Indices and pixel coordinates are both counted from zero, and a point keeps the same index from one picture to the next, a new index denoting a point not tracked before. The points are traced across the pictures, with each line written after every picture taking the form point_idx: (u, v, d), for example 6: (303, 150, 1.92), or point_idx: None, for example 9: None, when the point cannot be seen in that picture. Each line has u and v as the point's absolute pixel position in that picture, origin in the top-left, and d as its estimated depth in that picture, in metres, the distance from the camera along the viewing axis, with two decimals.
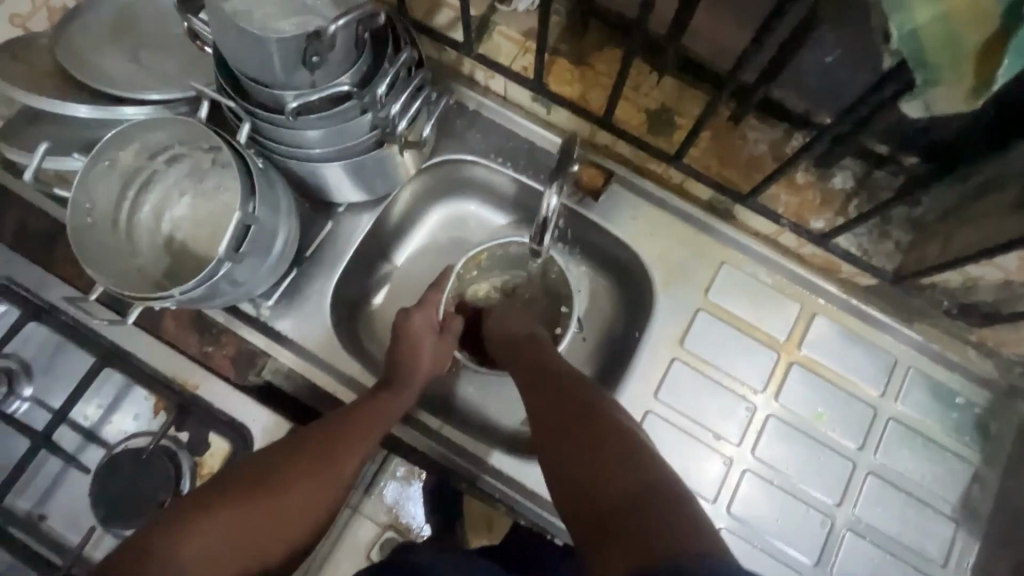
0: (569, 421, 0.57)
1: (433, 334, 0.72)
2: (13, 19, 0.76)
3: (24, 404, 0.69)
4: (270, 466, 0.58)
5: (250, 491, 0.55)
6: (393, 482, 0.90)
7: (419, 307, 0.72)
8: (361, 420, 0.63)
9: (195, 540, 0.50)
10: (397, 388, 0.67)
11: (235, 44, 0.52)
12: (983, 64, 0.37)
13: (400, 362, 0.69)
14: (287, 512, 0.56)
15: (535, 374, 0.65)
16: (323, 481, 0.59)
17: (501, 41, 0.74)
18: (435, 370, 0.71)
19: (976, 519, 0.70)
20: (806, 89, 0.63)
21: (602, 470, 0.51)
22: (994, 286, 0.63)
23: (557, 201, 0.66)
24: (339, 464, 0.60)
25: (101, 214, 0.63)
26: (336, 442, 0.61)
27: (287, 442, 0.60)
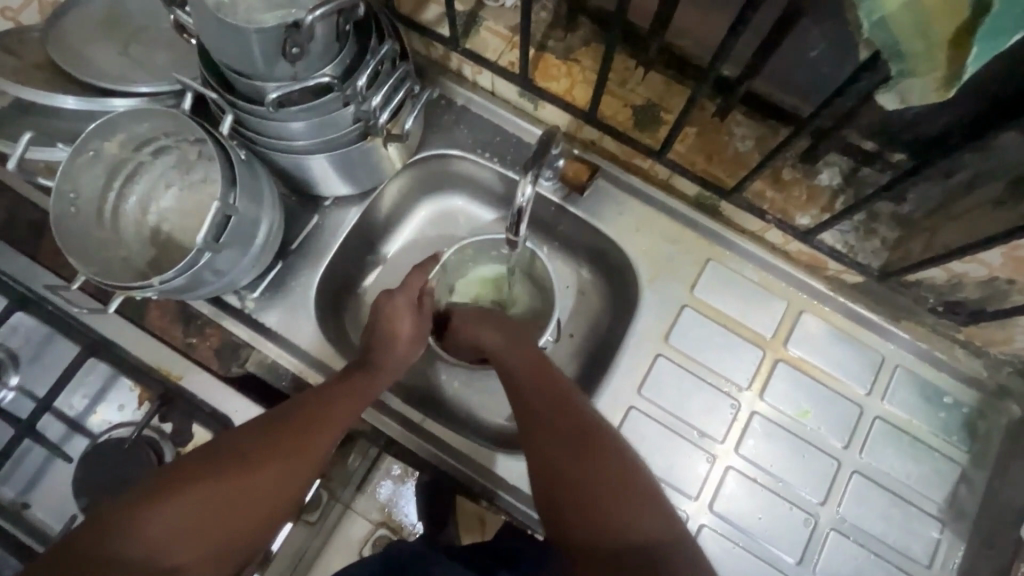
0: (573, 447, 0.60)
1: (413, 312, 0.71)
2: (4, 13, 0.76)
3: (9, 393, 0.70)
4: (238, 447, 0.57)
5: (211, 473, 0.54)
6: (387, 482, 0.92)
7: (401, 286, 0.72)
8: (338, 401, 0.62)
9: (161, 514, 0.51)
10: (372, 373, 0.66)
11: (213, 36, 0.52)
12: (955, 51, 0.36)
13: (380, 342, 0.69)
14: (257, 492, 0.55)
15: (532, 387, 0.64)
16: (290, 465, 0.57)
17: (488, 37, 0.74)
18: (413, 349, 0.71)
19: (963, 520, 0.69)
20: (791, 83, 0.63)
21: (621, 517, 0.56)
22: (979, 283, 0.62)
23: (531, 191, 0.64)
24: (311, 445, 0.59)
25: (86, 205, 0.64)
26: (304, 428, 0.59)
27: (261, 424, 0.59)
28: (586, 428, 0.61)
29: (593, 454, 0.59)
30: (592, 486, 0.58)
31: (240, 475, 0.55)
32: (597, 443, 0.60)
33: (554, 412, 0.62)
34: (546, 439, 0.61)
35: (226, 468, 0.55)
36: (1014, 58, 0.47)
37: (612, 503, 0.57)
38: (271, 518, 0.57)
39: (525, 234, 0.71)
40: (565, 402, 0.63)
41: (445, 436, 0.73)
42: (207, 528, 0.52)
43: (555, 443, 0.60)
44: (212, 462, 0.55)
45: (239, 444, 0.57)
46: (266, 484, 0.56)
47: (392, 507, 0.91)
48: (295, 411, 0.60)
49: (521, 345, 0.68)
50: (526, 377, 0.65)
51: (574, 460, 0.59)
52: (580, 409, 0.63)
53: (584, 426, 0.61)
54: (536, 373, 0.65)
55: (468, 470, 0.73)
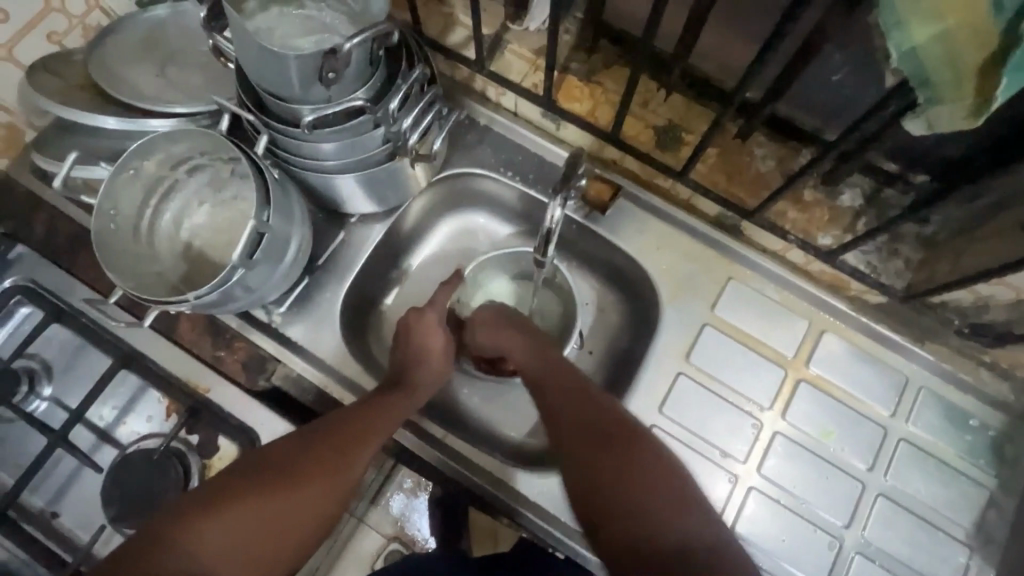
0: (591, 428, 0.61)
1: (444, 329, 0.73)
2: (49, 37, 0.74)
3: (43, 403, 0.72)
4: (283, 462, 0.58)
5: (259, 488, 0.55)
6: (399, 495, 0.91)
7: (431, 305, 0.73)
8: (376, 415, 0.64)
9: (213, 529, 0.51)
10: (408, 388, 0.68)
11: (254, 61, 0.54)
12: (984, 80, 0.37)
13: (413, 361, 0.70)
14: (303, 506, 0.57)
15: (562, 392, 0.64)
16: (334, 478, 0.59)
17: (512, 59, 0.76)
18: (448, 364, 0.73)
19: (991, 546, 0.68)
20: (813, 105, 0.64)
21: (645, 494, 0.56)
22: (1005, 305, 0.63)
23: (561, 213, 0.65)
24: (353, 462, 0.61)
25: (124, 220, 0.66)
26: (347, 442, 0.61)
27: (303, 438, 0.61)
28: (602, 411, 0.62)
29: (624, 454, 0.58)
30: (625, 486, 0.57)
31: (287, 494, 0.56)
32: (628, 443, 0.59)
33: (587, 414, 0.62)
34: (567, 423, 0.62)
35: (274, 486, 0.56)
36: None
37: (648, 503, 0.55)
38: (314, 531, 0.58)
39: (552, 253, 0.72)
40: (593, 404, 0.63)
41: (466, 450, 0.73)
42: (262, 545, 0.54)
43: (582, 435, 0.61)
44: (259, 480, 0.56)
45: (284, 459, 0.59)
46: (311, 501, 0.57)
47: (405, 519, 0.91)
48: (333, 428, 0.62)
49: (547, 356, 0.68)
50: (553, 384, 0.66)
51: (606, 458, 0.59)
52: (609, 410, 0.62)
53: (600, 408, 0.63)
54: (565, 379, 0.65)
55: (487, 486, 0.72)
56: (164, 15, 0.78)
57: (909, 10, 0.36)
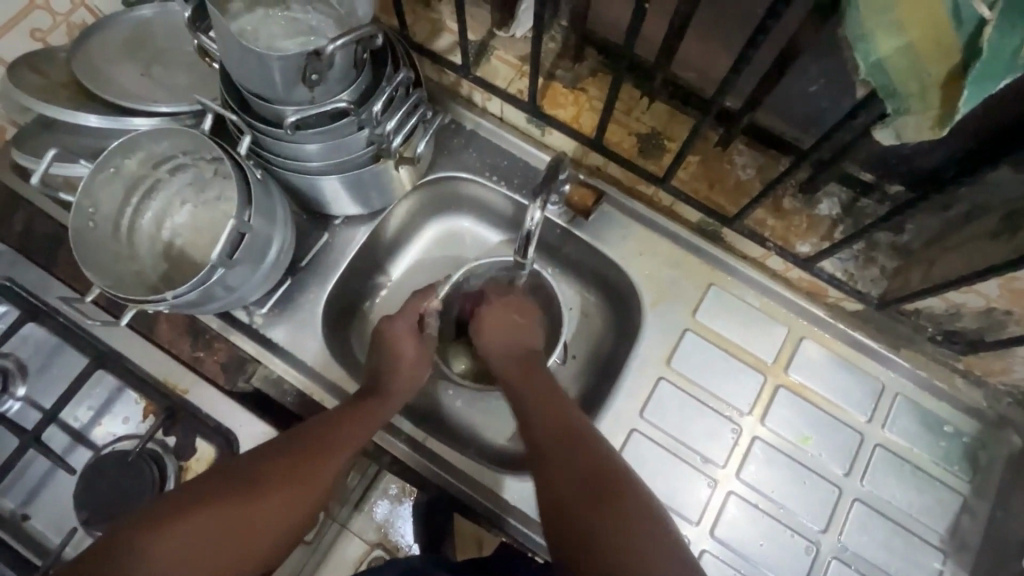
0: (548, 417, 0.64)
1: (416, 337, 0.73)
2: (33, 34, 0.74)
3: (16, 403, 0.71)
4: (254, 469, 0.58)
5: (228, 493, 0.55)
6: (382, 501, 0.92)
7: (402, 313, 0.74)
8: (349, 423, 0.63)
9: (178, 536, 0.51)
10: (383, 397, 0.68)
11: (235, 61, 0.54)
12: (947, 93, 0.38)
13: (386, 370, 0.70)
14: (272, 510, 0.56)
15: (545, 432, 0.63)
16: (304, 485, 0.59)
17: (497, 65, 0.77)
18: (420, 372, 0.72)
19: (966, 551, 0.69)
20: (789, 115, 0.66)
21: (577, 469, 0.59)
22: (978, 314, 0.63)
23: (541, 215, 0.66)
24: (325, 467, 0.60)
25: (104, 218, 0.65)
26: (320, 448, 0.61)
27: (276, 444, 0.60)
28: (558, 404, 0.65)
29: (578, 459, 0.59)
30: (579, 490, 0.57)
31: (257, 496, 0.56)
32: (588, 451, 0.60)
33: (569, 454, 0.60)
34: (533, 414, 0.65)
35: (245, 487, 0.56)
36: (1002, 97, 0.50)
37: (590, 500, 0.56)
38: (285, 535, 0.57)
39: (532, 256, 0.72)
40: (579, 445, 0.61)
41: (444, 452, 0.72)
42: (232, 549, 0.53)
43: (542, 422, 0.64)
44: (225, 486, 0.55)
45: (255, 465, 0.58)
46: (282, 506, 0.57)
47: (388, 526, 0.91)
48: (308, 432, 0.62)
49: (538, 391, 0.67)
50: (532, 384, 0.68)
51: (560, 448, 0.61)
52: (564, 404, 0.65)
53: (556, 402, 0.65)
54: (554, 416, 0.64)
55: (472, 492, 0.71)
56: (150, 14, 0.79)
57: (873, 23, 0.37)
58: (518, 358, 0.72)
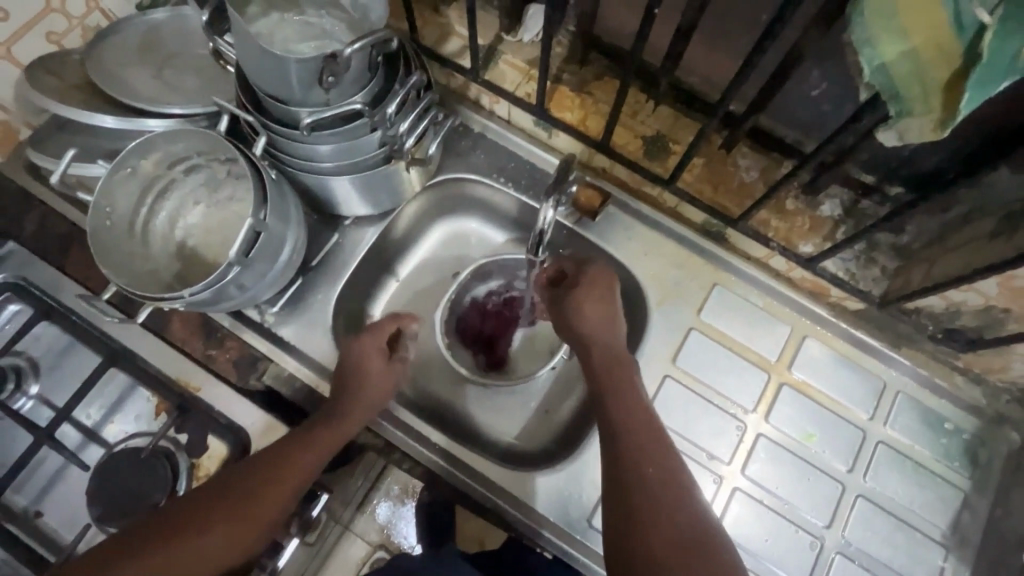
0: (614, 407, 0.63)
1: (381, 358, 0.73)
2: (49, 37, 0.74)
3: (29, 401, 0.72)
4: (197, 502, 0.61)
5: (168, 531, 0.57)
6: (383, 503, 0.93)
7: (370, 331, 0.74)
8: (296, 452, 0.65)
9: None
10: (332, 419, 0.68)
11: (254, 64, 0.56)
12: (948, 96, 0.40)
13: (341, 391, 0.70)
14: (216, 542, 0.59)
15: (621, 433, 0.61)
16: (248, 515, 0.61)
17: (507, 69, 0.78)
18: (384, 391, 0.72)
19: (967, 547, 0.70)
20: (793, 118, 0.67)
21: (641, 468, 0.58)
22: (977, 312, 0.65)
23: (553, 215, 0.67)
24: (269, 496, 0.62)
25: (119, 218, 0.66)
26: (266, 477, 0.63)
27: (223, 477, 0.63)
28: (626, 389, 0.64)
29: (638, 458, 0.59)
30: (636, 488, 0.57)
31: (195, 531, 0.58)
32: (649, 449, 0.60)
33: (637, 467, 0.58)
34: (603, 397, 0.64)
35: (190, 523, 0.59)
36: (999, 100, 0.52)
37: (650, 504, 0.56)
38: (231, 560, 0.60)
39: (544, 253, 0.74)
40: (652, 459, 0.59)
41: (454, 449, 0.73)
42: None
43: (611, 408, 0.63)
44: (164, 524, 0.58)
45: (196, 499, 0.61)
46: (223, 537, 0.59)
47: (390, 529, 0.92)
48: (259, 462, 0.63)
49: (625, 386, 0.64)
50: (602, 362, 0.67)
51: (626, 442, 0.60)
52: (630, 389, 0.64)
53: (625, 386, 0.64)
54: (630, 420, 0.62)
55: (475, 484, 0.72)
56: (162, 19, 0.80)
57: (877, 28, 0.39)
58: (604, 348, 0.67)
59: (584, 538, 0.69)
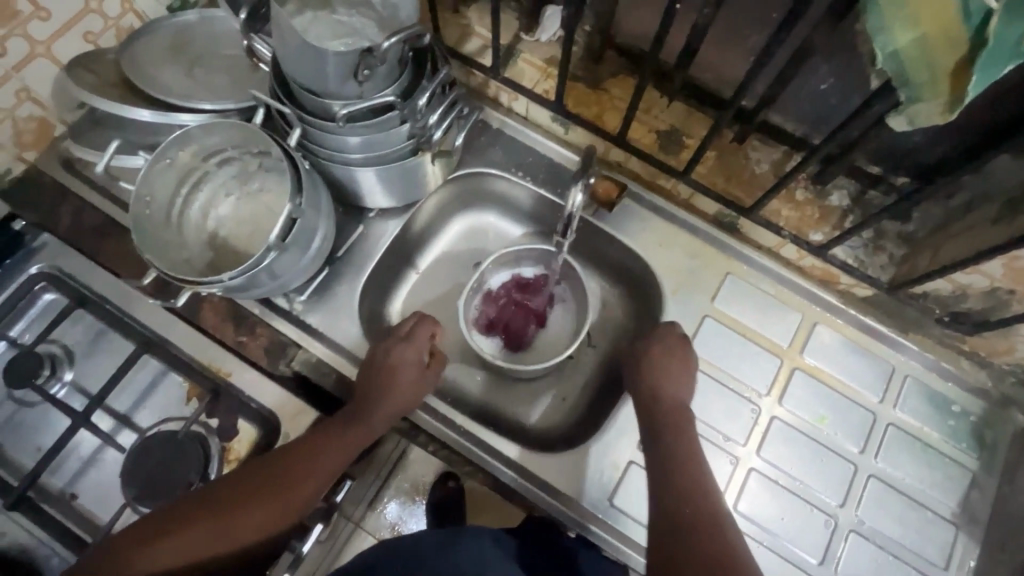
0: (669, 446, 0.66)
1: (416, 369, 0.72)
2: (86, 36, 0.77)
3: (64, 387, 0.74)
4: (234, 487, 0.63)
5: (208, 514, 0.61)
6: (393, 504, 0.97)
7: (405, 341, 0.73)
8: (325, 448, 0.65)
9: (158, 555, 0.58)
10: (364, 418, 0.68)
11: (295, 56, 0.59)
12: (956, 81, 0.42)
13: (373, 389, 0.69)
14: (247, 525, 0.62)
15: (680, 489, 0.63)
16: (276, 503, 0.62)
17: (524, 68, 0.81)
18: (413, 395, 0.72)
19: (976, 524, 0.72)
20: (803, 112, 0.70)
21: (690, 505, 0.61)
22: (983, 294, 0.68)
23: (581, 197, 0.69)
24: (298, 487, 0.63)
25: (157, 207, 0.69)
26: (297, 466, 0.64)
27: (259, 462, 0.64)
28: (680, 429, 0.68)
29: (689, 495, 0.62)
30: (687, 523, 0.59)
31: (229, 517, 0.61)
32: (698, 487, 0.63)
33: (686, 532, 0.59)
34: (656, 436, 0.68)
35: (211, 517, 0.61)
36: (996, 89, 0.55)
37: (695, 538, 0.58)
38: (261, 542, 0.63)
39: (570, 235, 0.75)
40: (700, 496, 0.62)
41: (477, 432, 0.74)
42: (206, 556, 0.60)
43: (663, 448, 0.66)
44: (204, 506, 0.61)
45: (233, 484, 0.63)
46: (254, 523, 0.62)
47: (399, 528, 0.97)
48: (279, 467, 0.63)
49: (680, 433, 0.67)
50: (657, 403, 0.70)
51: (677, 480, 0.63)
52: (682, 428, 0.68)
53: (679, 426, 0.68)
54: (687, 491, 0.62)
55: (500, 464, 0.73)
56: (194, 20, 0.83)
57: (890, 17, 0.42)
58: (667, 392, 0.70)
59: (606, 517, 0.72)
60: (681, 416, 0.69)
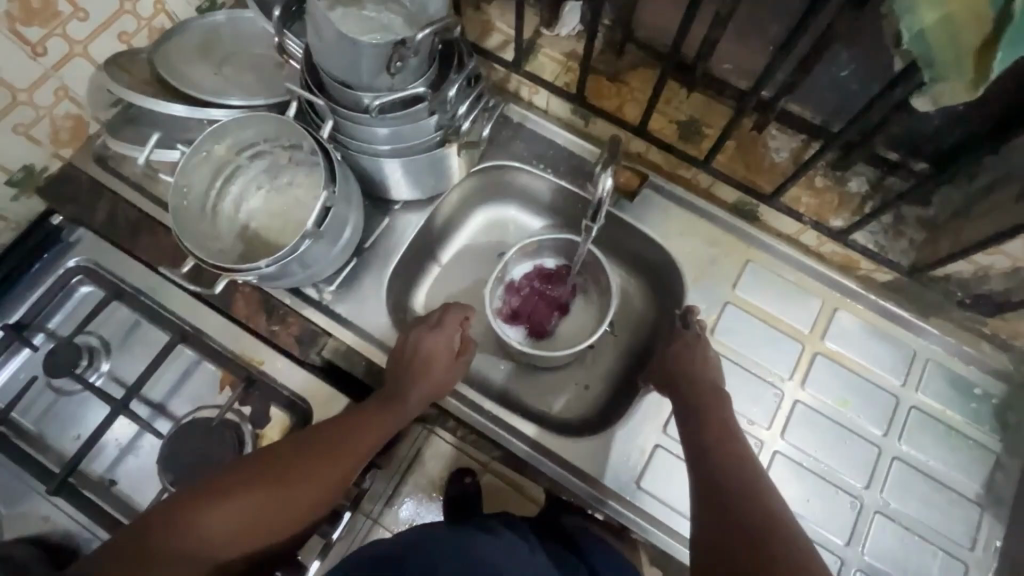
0: (713, 436, 0.67)
1: (450, 357, 0.75)
2: (120, 36, 0.79)
3: (100, 377, 0.76)
4: (284, 454, 0.63)
5: (260, 478, 0.60)
6: (410, 501, 0.98)
7: (439, 329, 0.75)
8: (368, 427, 0.67)
9: (214, 515, 0.56)
10: (404, 400, 0.71)
11: (330, 49, 0.61)
12: (982, 59, 0.44)
13: (412, 373, 0.71)
14: (297, 493, 0.61)
15: (738, 475, 0.62)
16: (326, 472, 0.63)
17: (546, 62, 0.84)
18: (446, 382, 0.74)
19: (1001, 504, 0.73)
20: (823, 100, 0.72)
21: (749, 485, 0.61)
22: (1003, 275, 0.68)
23: (611, 183, 0.68)
24: (345, 458, 0.64)
25: (194, 198, 0.72)
26: (345, 438, 0.65)
27: (306, 434, 0.65)
28: (720, 419, 0.68)
29: (745, 480, 0.62)
30: (750, 502, 0.59)
31: (282, 482, 0.61)
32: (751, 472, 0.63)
33: (758, 513, 0.58)
34: (697, 425, 0.68)
35: (263, 478, 0.60)
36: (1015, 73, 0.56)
37: (766, 515, 0.57)
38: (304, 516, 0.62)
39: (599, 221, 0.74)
40: (753, 475, 0.62)
41: (505, 418, 0.75)
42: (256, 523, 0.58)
43: (706, 438, 0.67)
44: (256, 470, 0.61)
45: (282, 452, 0.63)
46: (303, 491, 0.62)
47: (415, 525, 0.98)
48: (326, 437, 0.65)
49: (721, 423, 0.68)
50: (695, 389, 0.70)
51: (729, 466, 0.63)
52: (721, 416, 0.69)
53: (719, 416, 0.69)
54: (744, 476, 0.62)
55: (529, 449, 0.74)
56: (223, 20, 0.85)
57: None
58: (706, 379, 0.71)
59: (633, 498, 0.73)
60: (718, 402, 0.70)
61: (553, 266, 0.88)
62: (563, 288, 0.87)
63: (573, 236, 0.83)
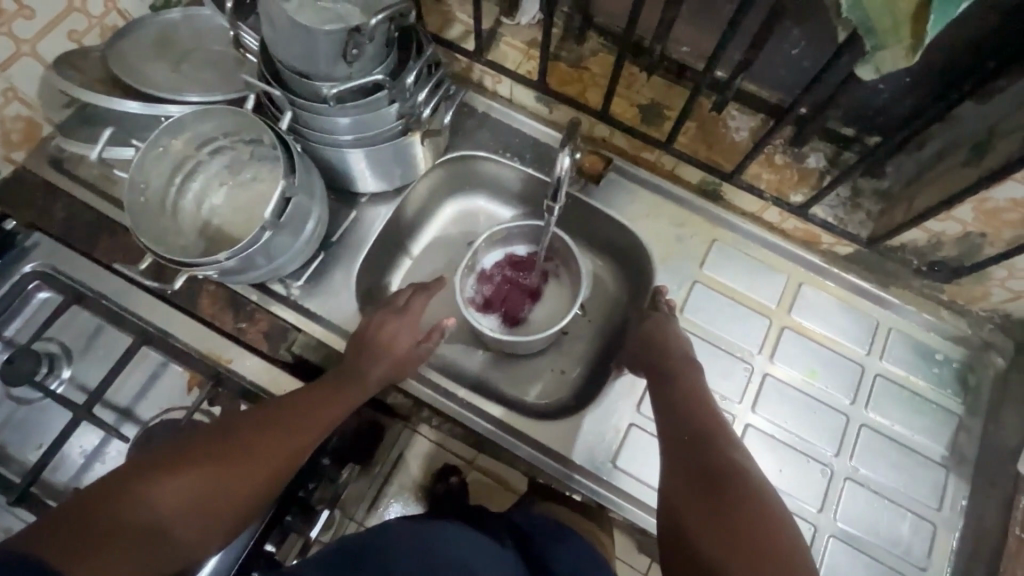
0: (684, 411, 0.68)
1: (410, 334, 0.74)
2: (70, 35, 0.77)
3: (62, 385, 0.74)
4: (241, 430, 0.62)
5: (216, 452, 0.59)
6: (396, 504, 0.98)
7: (402, 316, 0.75)
8: (327, 402, 0.67)
9: (167, 490, 0.55)
10: (363, 375, 0.70)
11: (284, 38, 0.60)
12: (918, 22, 0.45)
13: (369, 351, 0.71)
14: (254, 466, 0.60)
15: (707, 447, 0.64)
16: (284, 446, 0.62)
17: (507, 50, 0.83)
18: (407, 361, 0.74)
19: (964, 464, 0.75)
20: (778, 78, 0.73)
21: (720, 458, 0.62)
22: (956, 241, 0.70)
23: (569, 160, 0.68)
24: (304, 432, 0.64)
25: (152, 195, 0.71)
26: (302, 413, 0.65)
27: (263, 410, 0.64)
28: (693, 394, 0.70)
29: (715, 452, 0.63)
30: (718, 473, 0.61)
31: (237, 457, 0.60)
32: (721, 444, 0.64)
33: (725, 484, 0.60)
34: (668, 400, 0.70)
35: (219, 454, 0.59)
36: (947, 42, 0.59)
37: (732, 485, 0.59)
38: (263, 491, 0.61)
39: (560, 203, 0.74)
40: (723, 447, 0.64)
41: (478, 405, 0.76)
42: (212, 497, 0.57)
43: (678, 414, 0.68)
44: (212, 446, 0.59)
45: (239, 428, 0.62)
46: (259, 464, 0.60)
47: None
48: (285, 412, 0.64)
49: (693, 397, 0.69)
50: (668, 366, 0.71)
51: (699, 439, 0.65)
52: (691, 389, 0.70)
53: (691, 391, 0.70)
54: (713, 448, 0.64)
55: (503, 432, 0.75)
56: (178, 18, 0.83)
57: None
58: (678, 354, 0.73)
59: (607, 476, 0.73)
60: (688, 376, 0.72)
61: (522, 253, 0.88)
62: (535, 274, 0.87)
63: (539, 222, 0.83)
